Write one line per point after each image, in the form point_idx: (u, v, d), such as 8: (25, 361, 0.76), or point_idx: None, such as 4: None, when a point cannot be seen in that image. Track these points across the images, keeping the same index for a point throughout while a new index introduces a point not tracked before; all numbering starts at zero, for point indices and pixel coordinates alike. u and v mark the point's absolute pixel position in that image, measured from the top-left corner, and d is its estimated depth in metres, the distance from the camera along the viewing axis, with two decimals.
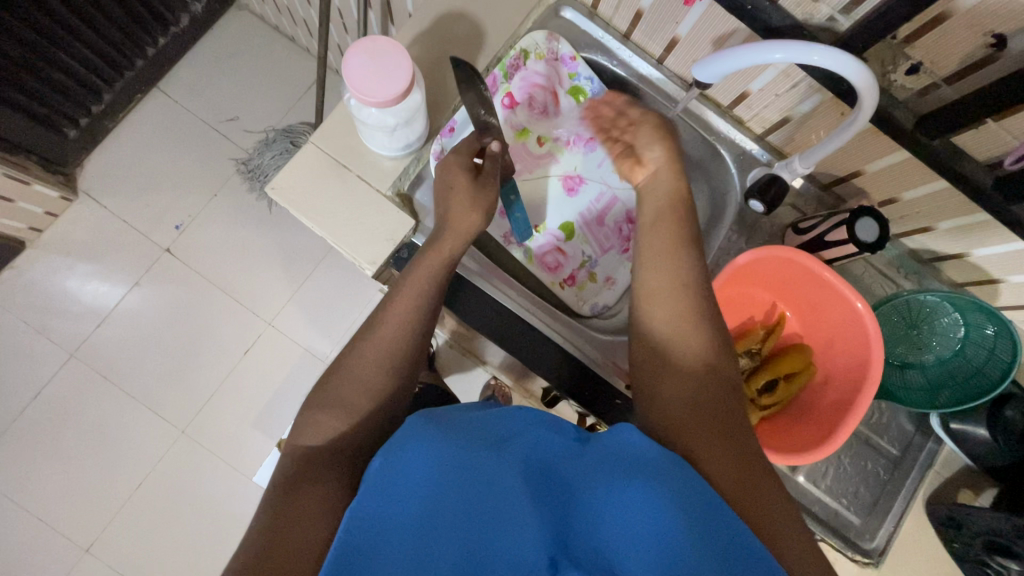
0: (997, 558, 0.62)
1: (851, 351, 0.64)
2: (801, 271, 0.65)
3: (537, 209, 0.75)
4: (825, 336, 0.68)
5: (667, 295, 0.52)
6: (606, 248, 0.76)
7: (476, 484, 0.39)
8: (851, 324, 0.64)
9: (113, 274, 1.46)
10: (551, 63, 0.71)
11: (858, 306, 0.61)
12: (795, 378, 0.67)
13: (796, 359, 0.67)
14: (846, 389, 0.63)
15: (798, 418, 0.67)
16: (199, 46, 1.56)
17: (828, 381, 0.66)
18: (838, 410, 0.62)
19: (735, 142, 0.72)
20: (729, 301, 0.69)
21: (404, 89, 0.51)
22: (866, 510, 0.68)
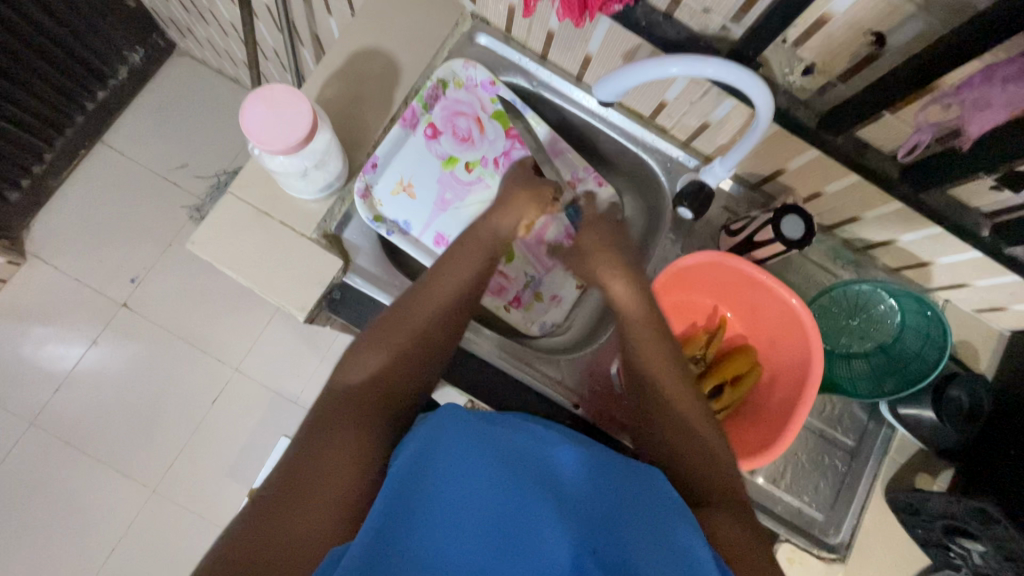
0: (959, 540, 0.61)
1: (791, 347, 0.65)
2: (739, 272, 0.65)
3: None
4: (770, 335, 0.68)
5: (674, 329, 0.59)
6: (550, 267, 0.77)
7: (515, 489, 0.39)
8: (789, 321, 0.64)
9: (68, 335, 1.42)
10: (471, 91, 0.71)
11: (792, 302, 0.62)
12: (743, 379, 0.66)
13: (741, 362, 0.66)
14: (794, 380, 0.63)
15: (748, 420, 0.66)
16: (142, 95, 1.55)
17: (775, 379, 0.66)
18: (785, 410, 0.62)
19: (661, 150, 0.72)
20: (666, 308, 0.70)
21: (307, 133, 0.51)
22: (829, 505, 0.68)
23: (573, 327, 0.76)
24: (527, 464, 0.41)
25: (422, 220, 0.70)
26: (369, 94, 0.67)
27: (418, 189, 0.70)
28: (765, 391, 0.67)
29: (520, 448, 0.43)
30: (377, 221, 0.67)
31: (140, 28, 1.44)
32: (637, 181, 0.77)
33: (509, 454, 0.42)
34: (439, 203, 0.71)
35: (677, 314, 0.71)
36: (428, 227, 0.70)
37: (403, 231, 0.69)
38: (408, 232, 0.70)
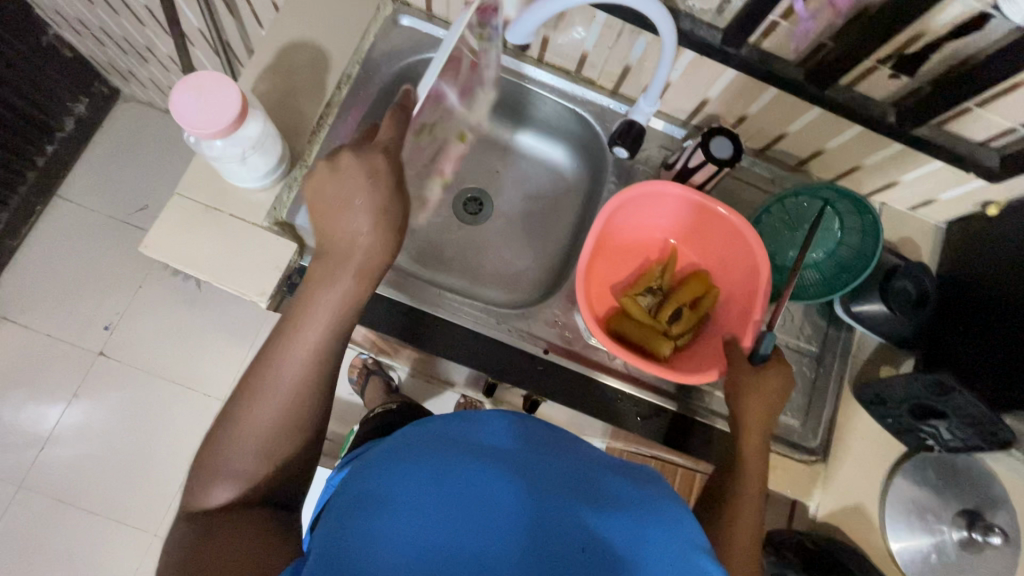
0: (927, 422, 0.64)
1: (741, 259, 0.68)
2: (679, 195, 0.68)
3: None
4: (722, 256, 0.70)
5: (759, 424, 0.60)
6: None
7: (470, 499, 0.41)
8: (732, 236, 0.68)
9: (47, 392, 1.40)
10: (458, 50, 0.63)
11: (722, 212, 0.66)
12: (700, 302, 0.69)
13: (695, 286, 0.69)
14: (748, 294, 0.67)
15: (710, 338, 0.69)
16: (93, 145, 1.55)
17: (732, 297, 0.69)
18: (743, 320, 0.66)
19: (591, 101, 0.76)
20: (615, 247, 0.72)
21: (233, 120, 0.52)
22: (803, 412, 0.69)
23: (529, 289, 0.79)
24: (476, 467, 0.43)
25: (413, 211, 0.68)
26: (300, 85, 0.69)
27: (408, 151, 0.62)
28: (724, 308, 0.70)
29: (468, 458, 0.44)
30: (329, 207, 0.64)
31: (83, 78, 1.45)
32: (577, 138, 0.79)
33: (460, 463, 0.44)
34: None
35: (625, 254, 0.74)
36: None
37: None
38: None
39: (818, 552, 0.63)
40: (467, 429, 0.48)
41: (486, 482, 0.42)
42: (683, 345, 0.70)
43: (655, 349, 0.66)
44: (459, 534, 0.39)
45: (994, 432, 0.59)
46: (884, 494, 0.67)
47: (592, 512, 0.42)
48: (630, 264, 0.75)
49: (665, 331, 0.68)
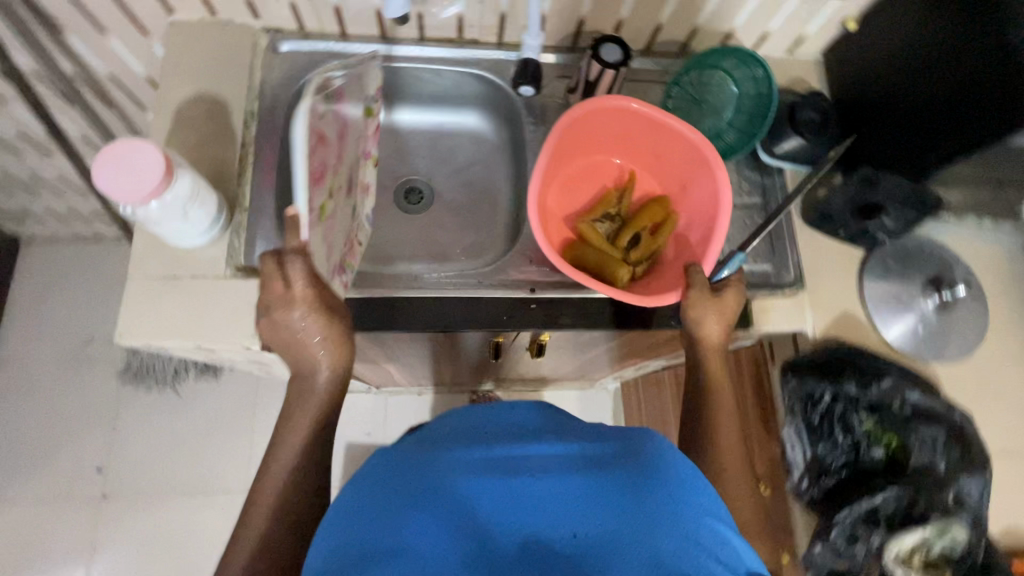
0: (872, 220, 0.71)
1: (701, 176, 0.71)
2: (626, 112, 0.72)
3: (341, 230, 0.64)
4: (676, 175, 0.75)
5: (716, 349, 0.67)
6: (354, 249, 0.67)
7: (474, 491, 0.40)
8: (692, 152, 0.70)
9: (61, 557, 1.33)
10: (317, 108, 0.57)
11: (676, 127, 0.69)
12: (665, 224, 0.72)
13: (656, 210, 0.73)
14: (704, 206, 0.71)
15: (676, 253, 0.73)
16: (13, 298, 1.47)
17: (693, 216, 0.73)
18: (706, 239, 0.69)
19: (482, 58, 0.79)
20: (572, 169, 0.78)
21: (160, 178, 0.53)
22: (770, 255, 0.75)
23: (497, 245, 0.82)
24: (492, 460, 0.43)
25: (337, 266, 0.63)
26: (208, 135, 0.69)
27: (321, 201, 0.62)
28: (686, 228, 0.74)
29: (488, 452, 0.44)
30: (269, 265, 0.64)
31: None
32: (484, 98, 0.83)
33: (479, 456, 0.43)
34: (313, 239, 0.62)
35: (574, 188, 0.78)
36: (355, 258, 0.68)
37: None
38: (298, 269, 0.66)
39: (826, 365, 0.68)
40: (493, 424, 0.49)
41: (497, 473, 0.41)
42: (643, 271, 0.73)
43: (615, 273, 0.69)
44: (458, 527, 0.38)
45: (924, 201, 0.69)
46: (863, 296, 0.73)
47: (597, 502, 0.39)
48: (583, 197, 0.79)
49: (625, 256, 0.72)
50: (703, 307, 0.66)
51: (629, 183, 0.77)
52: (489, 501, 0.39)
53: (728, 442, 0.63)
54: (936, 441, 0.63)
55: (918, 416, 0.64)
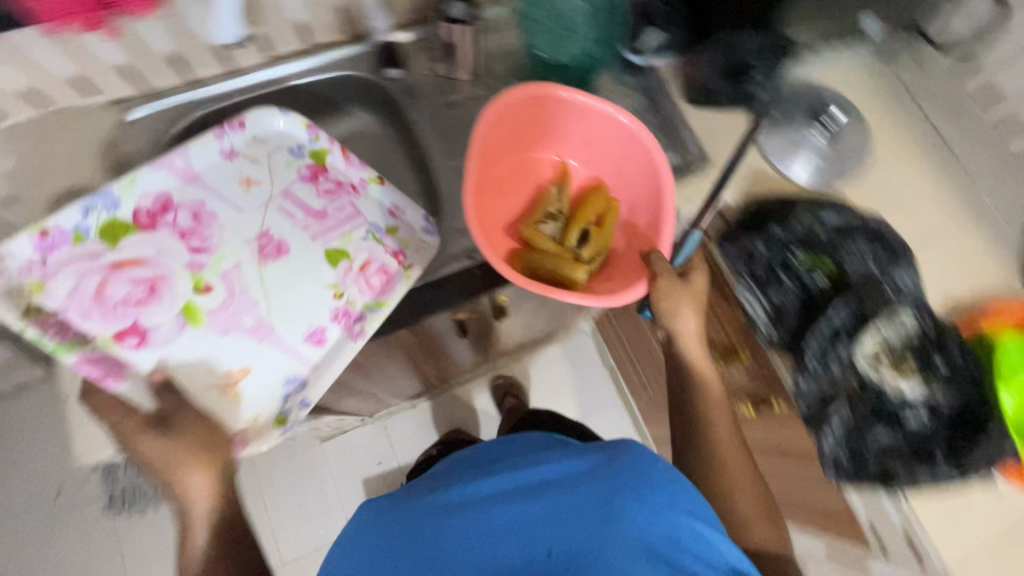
0: (746, 79, 0.76)
1: (636, 157, 0.73)
2: (551, 103, 0.72)
3: (304, 310, 0.63)
4: (609, 160, 0.77)
5: (691, 339, 0.69)
6: (365, 288, 0.65)
7: (498, 512, 0.57)
8: (624, 135, 0.73)
9: None
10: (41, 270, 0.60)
11: (609, 112, 0.71)
12: (606, 214, 0.74)
13: (597, 202, 0.74)
14: (644, 183, 0.74)
15: (628, 236, 0.76)
16: None
17: (637, 198, 0.76)
18: (655, 221, 0.72)
19: (334, 58, 0.79)
20: (500, 171, 0.77)
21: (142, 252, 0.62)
22: (672, 141, 0.79)
23: None
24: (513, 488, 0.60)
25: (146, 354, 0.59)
26: None
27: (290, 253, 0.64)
28: (630, 213, 0.76)
29: (514, 481, 0.61)
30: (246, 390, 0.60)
31: None
32: (346, 91, 0.82)
33: (505, 485, 0.61)
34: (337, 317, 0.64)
35: (511, 192, 0.79)
36: (305, 348, 0.63)
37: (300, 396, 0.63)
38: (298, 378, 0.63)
39: (753, 223, 0.74)
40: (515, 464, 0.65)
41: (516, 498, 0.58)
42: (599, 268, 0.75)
43: (570, 272, 0.70)
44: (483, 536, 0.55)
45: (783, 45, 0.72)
46: (764, 152, 0.78)
47: (583, 511, 0.54)
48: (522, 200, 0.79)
49: (576, 253, 0.72)
50: (672, 300, 0.67)
51: (564, 176, 0.78)
52: (510, 516, 0.56)
53: (724, 438, 0.66)
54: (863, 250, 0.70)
55: (845, 231, 0.70)
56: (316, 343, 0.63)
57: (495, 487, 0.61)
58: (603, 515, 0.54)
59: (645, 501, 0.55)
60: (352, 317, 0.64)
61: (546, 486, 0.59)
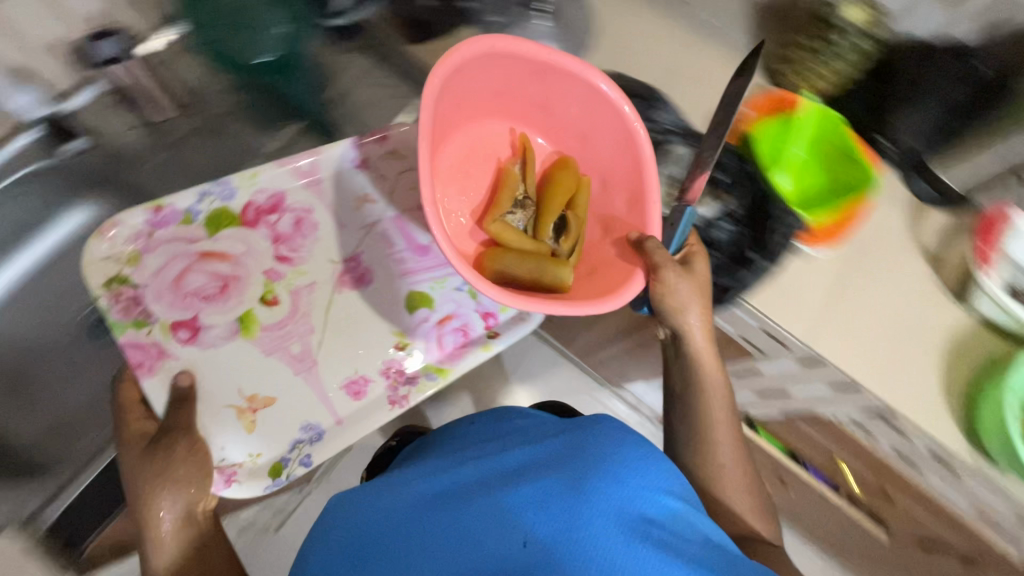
0: None
1: (603, 122, 0.81)
2: (513, 65, 0.78)
3: (371, 361, 0.90)
4: (575, 127, 0.84)
5: (691, 317, 0.75)
6: (446, 351, 0.91)
7: (484, 492, 0.63)
8: (590, 104, 0.80)
9: None
10: (145, 241, 0.84)
11: (578, 75, 0.77)
12: (578, 198, 0.83)
13: (566, 179, 0.83)
14: (623, 156, 0.81)
15: (596, 219, 0.85)
16: None
17: (608, 175, 0.83)
18: (635, 201, 0.79)
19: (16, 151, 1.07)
20: (451, 159, 0.84)
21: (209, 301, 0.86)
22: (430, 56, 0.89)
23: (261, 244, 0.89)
24: (506, 465, 0.68)
25: (162, 380, 0.82)
26: None
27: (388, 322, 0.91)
28: (603, 190, 0.85)
29: (506, 460, 0.69)
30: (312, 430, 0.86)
31: None
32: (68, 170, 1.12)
33: (503, 461, 0.69)
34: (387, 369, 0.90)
35: (459, 178, 0.85)
36: (338, 408, 0.87)
37: (309, 441, 0.86)
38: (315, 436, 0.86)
39: None
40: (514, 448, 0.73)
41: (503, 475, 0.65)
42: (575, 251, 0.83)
43: (544, 273, 0.76)
44: (461, 522, 0.60)
45: None
46: None
47: (559, 499, 0.58)
48: (478, 180, 0.86)
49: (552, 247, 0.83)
50: (684, 300, 0.74)
51: (525, 149, 0.86)
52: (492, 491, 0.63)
53: (716, 395, 0.80)
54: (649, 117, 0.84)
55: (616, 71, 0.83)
56: (354, 399, 0.88)
57: (490, 466, 0.69)
58: (578, 495, 0.57)
59: (611, 489, 0.58)
60: (405, 385, 0.89)
61: (533, 464, 0.66)
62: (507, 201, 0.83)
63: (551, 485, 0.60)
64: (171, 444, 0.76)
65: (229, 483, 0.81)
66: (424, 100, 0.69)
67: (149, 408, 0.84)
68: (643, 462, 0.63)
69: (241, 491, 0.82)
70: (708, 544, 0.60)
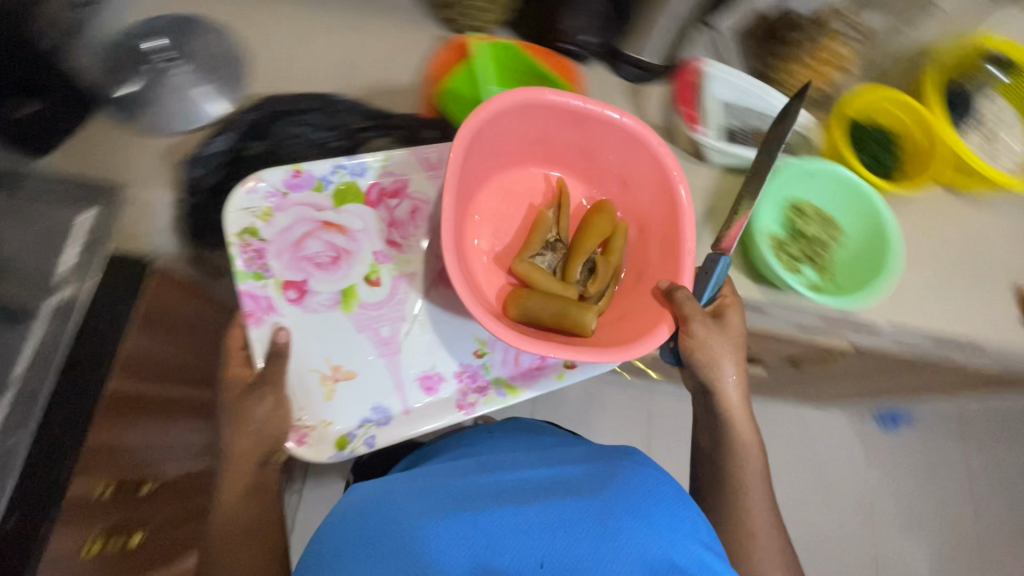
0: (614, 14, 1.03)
1: (643, 180, 0.92)
2: (549, 111, 0.87)
3: (431, 359, 0.93)
4: (616, 172, 0.95)
5: (709, 359, 0.89)
6: (515, 367, 0.94)
7: (496, 526, 0.64)
8: (631, 160, 0.91)
9: None
10: (278, 199, 0.88)
11: (618, 120, 0.86)
12: (609, 245, 0.93)
13: (602, 227, 0.93)
14: (662, 204, 0.90)
15: (635, 274, 0.95)
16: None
17: (646, 230, 0.94)
18: (669, 249, 0.89)
19: None
20: (491, 188, 0.97)
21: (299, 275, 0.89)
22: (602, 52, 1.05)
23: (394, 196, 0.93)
24: (549, 498, 0.67)
25: (266, 331, 0.86)
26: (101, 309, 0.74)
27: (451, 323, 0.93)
28: (638, 244, 0.95)
29: (543, 491, 0.69)
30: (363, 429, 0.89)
31: None
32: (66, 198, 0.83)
33: (535, 494, 0.69)
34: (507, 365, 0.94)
35: (495, 213, 0.97)
36: (410, 398, 0.91)
37: (380, 421, 0.90)
38: (384, 418, 0.90)
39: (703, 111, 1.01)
40: (571, 479, 0.71)
41: (537, 514, 0.64)
42: (601, 302, 0.92)
43: (569, 317, 0.85)
44: (470, 536, 0.63)
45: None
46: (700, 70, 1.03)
47: (588, 528, 0.61)
48: (509, 218, 0.97)
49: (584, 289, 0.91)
50: (704, 355, 0.89)
51: (563, 190, 0.97)
52: (503, 520, 0.64)
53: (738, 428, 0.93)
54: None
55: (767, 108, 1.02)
56: (427, 393, 0.92)
57: (517, 482, 0.74)
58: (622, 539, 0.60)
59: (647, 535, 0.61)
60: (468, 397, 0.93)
61: (577, 501, 0.65)
62: (536, 243, 0.94)
63: (600, 530, 0.61)
64: (264, 398, 0.83)
65: (302, 443, 0.86)
66: (451, 159, 0.78)
67: (247, 356, 0.88)
68: (670, 508, 0.65)
69: (313, 453, 0.87)
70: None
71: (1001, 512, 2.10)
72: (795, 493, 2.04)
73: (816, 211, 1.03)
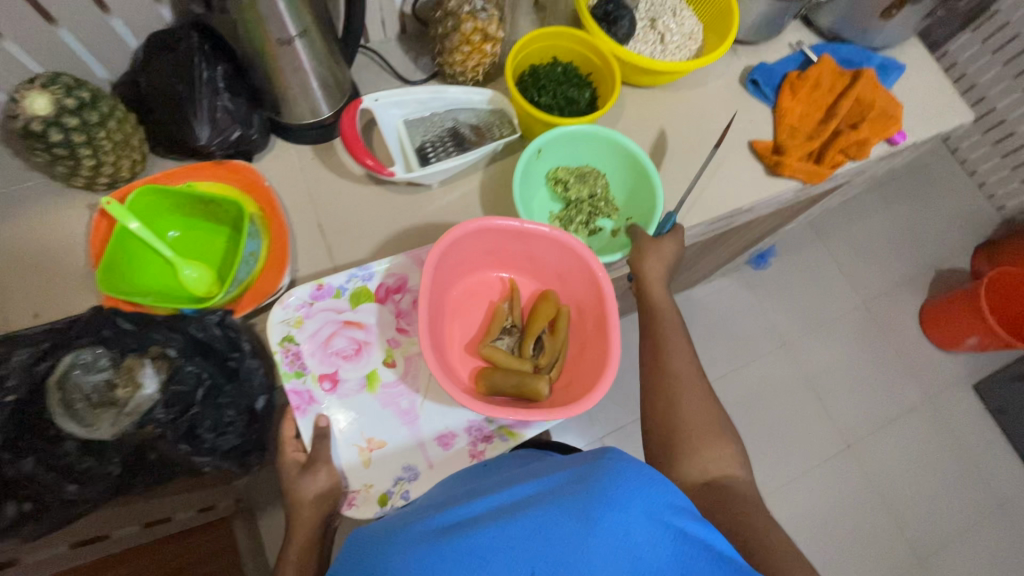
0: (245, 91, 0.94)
1: (575, 276, 0.87)
2: (495, 230, 0.84)
3: (420, 447, 0.86)
4: (553, 269, 0.89)
5: (656, 277, 0.92)
6: (476, 440, 0.86)
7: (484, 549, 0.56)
8: (564, 257, 0.86)
9: None
10: (307, 309, 0.87)
11: (546, 232, 0.83)
12: (558, 321, 0.87)
13: (546, 309, 0.87)
14: (589, 290, 0.85)
15: (580, 345, 0.87)
16: None
17: (581, 306, 0.88)
18: (600, 323, 0.83)
19: None
20: (454, 295, 0.90)
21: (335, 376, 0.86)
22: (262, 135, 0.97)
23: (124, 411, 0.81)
24: (532, 506, 0.59)
25: (312, 421, 0.83)
26: None
27: (387, 424, 0.86)
28: (577, 323, 0.88)
29: (527, 499, 0.60)
30: (384, 502, 0.83)
31: None
32: None
33: (521, 503, 0.60)
34: (446, 442, 0.86)
35: (459, 311, 0.91)
36: (431, 455, 0.85)
37: (403, 492, 0.84)
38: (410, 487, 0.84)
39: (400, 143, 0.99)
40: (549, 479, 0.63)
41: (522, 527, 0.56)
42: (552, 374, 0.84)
43: (530, 388, 0.79)
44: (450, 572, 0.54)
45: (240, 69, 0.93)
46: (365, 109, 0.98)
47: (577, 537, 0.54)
48: (472, 317, 0.91)
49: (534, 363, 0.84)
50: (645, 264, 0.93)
51: (513, 287, 0.91)
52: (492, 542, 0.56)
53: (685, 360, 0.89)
54: (146, 67, 0.89)
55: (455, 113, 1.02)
56: (445, 449, 0.86)
57: (508, 490, 0.63)
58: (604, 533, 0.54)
59: (623, 519, 0.56)
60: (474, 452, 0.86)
61: (556, 503, 0.58)
62: (495, 328, 0.88)
63: (586, 535, 0.54)
64: None
65: (351, 506, 0.82)
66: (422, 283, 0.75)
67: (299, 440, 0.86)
68: (644, 487, 0.58)
69: (361, 513, 0.82)
70: (702, 545, 0.58)
71: (869, 278, 2.36)
72: (722, 367, 2.17)
73: (571, 173, 1.04)
